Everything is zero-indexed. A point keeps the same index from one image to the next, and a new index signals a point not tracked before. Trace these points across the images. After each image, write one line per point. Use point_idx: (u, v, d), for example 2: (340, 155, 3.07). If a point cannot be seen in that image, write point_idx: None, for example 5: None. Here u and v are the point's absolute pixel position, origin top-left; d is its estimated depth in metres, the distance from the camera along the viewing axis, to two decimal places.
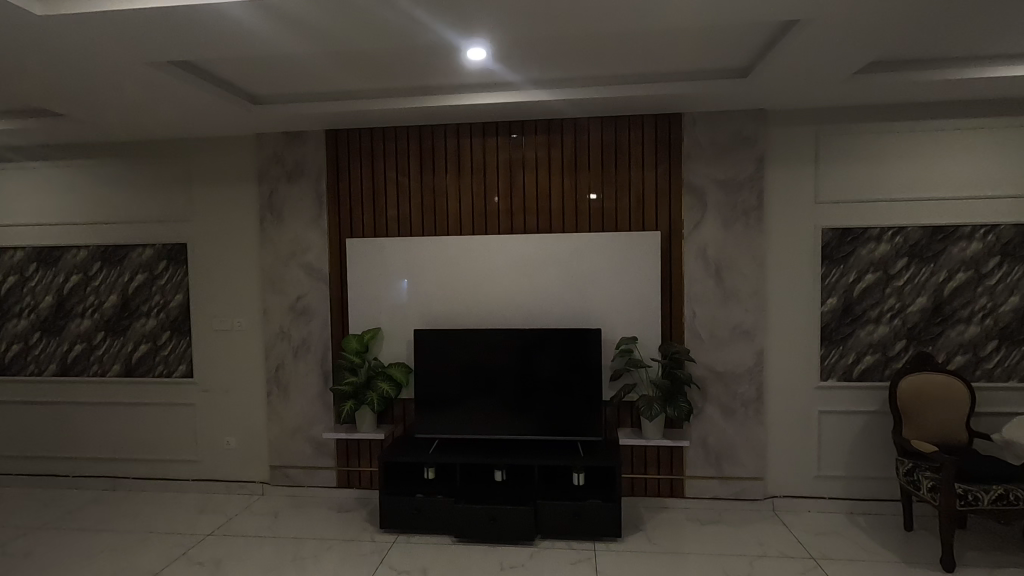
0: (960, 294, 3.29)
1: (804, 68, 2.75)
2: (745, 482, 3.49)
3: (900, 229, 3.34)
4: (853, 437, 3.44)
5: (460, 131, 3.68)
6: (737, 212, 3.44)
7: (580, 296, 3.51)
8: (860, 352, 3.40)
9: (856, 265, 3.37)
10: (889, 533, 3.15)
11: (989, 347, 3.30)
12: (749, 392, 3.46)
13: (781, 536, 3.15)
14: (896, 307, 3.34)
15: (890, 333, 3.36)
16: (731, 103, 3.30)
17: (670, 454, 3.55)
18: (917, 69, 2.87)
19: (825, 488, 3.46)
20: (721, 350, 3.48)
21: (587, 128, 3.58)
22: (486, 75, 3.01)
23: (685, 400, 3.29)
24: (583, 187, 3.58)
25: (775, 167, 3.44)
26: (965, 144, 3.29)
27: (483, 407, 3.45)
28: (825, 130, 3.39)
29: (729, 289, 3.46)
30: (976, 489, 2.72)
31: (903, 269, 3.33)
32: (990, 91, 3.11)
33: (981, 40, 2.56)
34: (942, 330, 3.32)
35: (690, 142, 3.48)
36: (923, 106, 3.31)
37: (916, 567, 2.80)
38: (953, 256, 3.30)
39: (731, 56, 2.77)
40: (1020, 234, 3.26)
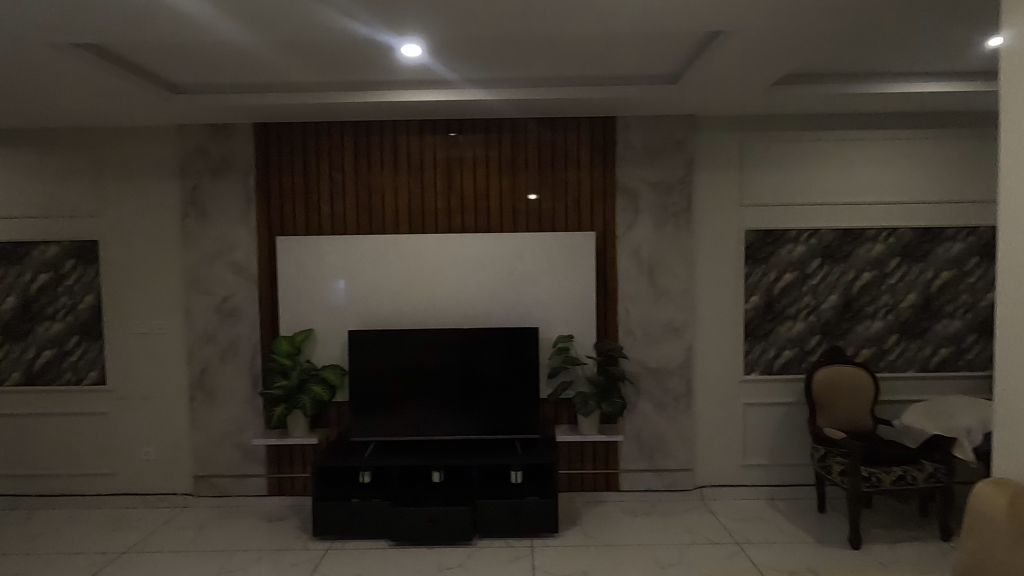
0: (867, 291, 3.57)
1: (728, 77, 2.89)
2: (676, 474, 3.63)
3: (814, 232, 3.57)
4: (773, 427, 3.65)
5: (397, 128, 3.62)
6: (669, 213, 3.58)
7: (519, 295, 3.54)
8: (780, 347, 3.62)
9: (777, 264, 3.59)
10: (806, 516, 3.36)
11: (891, 340, 3.59)
12: (679, 387, 3.60)
13: (708, 524, 3.30)
14: (811, 304, 3.58)
15: (807, 328, 3.59)
16: (662, 108, 3.42)
17: (605, 449, 3.64)
18: (828, 81, 3.09)
19: (749, 476, 3.65)
20: (653, 347, 3.60)
21: (525, 128, 3.61)
22: (421, 73, 2.98)
23: (619, 395, 3.37)
24: (521, 187, 3.62)
25: (703, 171, 3.60)
26: (871, 153, 3.57)
27: (422, 408, 3.42)
28: (748, 137, 3.58)
29: (661, 287, 3.59)
30: (878, 471, 2.95)
31: (818, 269, 3.57)
32: (892, 105, 3.39)
33: (883, 58, 2.78)
34: (851, 325, 3.58)
35: (624, 145, 3.58)
36: (835, 117, 3.56)
37: (829, 546, 3.00)
38: (861, 257, 3.57)
39: (661, 63, 2.87)
40: (918, 236, 3.57)
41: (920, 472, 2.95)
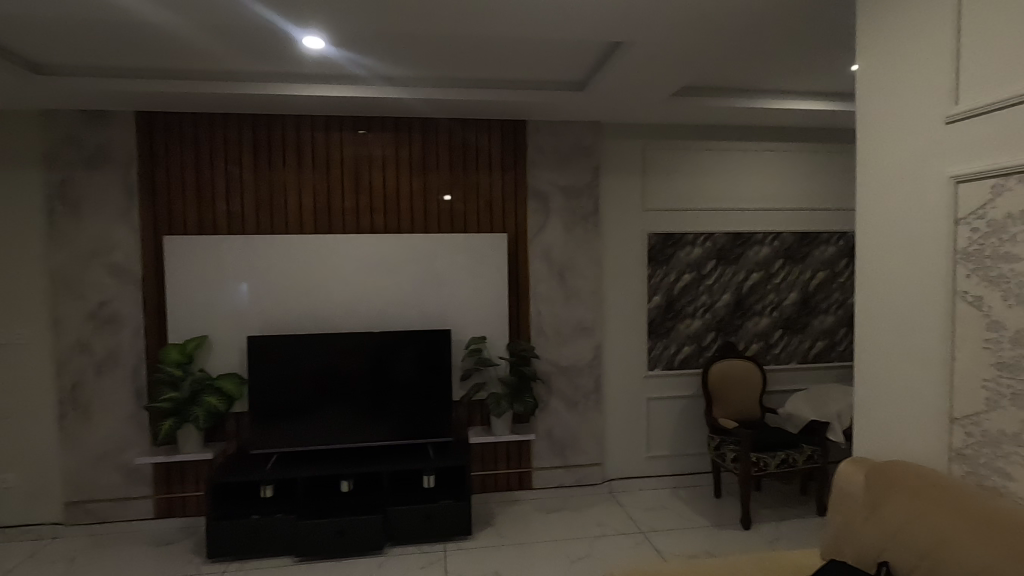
0: (755, 291, 3.87)
1: (631, 87, 3.02)
2: (586, 469, 3.73)
3: (710, 236, 3.82)
4: (674, 420, 3.86)
5: (301, 123, 3.45)
6: (578, 216, 3.68)
7: (431, 297, 3.50)
8: (680, 343, 3.84)
9: (676, 266, 3.80)
10: (704, 501, 3.59)
11: (776, 335, 3.92)
12: (588, 384, 3.71)
13: (616, 515, 3.43)
14: (707, 303, 3.82)
15: (703, 326, 3.84)
16: (570, 114, 3.52)
17: (518, 448, 3.68)
18: (720, 96, 3.31)
19: (653, 468, 3.84)
20: (563, 346, 3.68)
21: (436, 129, 3.57)
22: (325, 66, 2.86)
23: (531, 395, 3.42)
24: (432, 188, 3.57)
25: (610, 176, 3.74)
26: (758, 164, 3.87)
27: (329, 417, 3.27)
28: (650, 145, 3.77)
29: (570, 288, 3.69)
30: (765, 456, 3.21)
31: (713, 270, 3.83)
32: (774, 120, 3.70)
33: (766, 76, 3.03)
34: (742, 322, 3.87)
35: (535, 148, 3.64)
36: (727, 129, 3.83)
37: (723, 528, 3.22)
38: (750, 259, 3.86)
39: (568, 69, 2.95)
40: (798, 240, 3.92)
41: (800, 455, 3.24)
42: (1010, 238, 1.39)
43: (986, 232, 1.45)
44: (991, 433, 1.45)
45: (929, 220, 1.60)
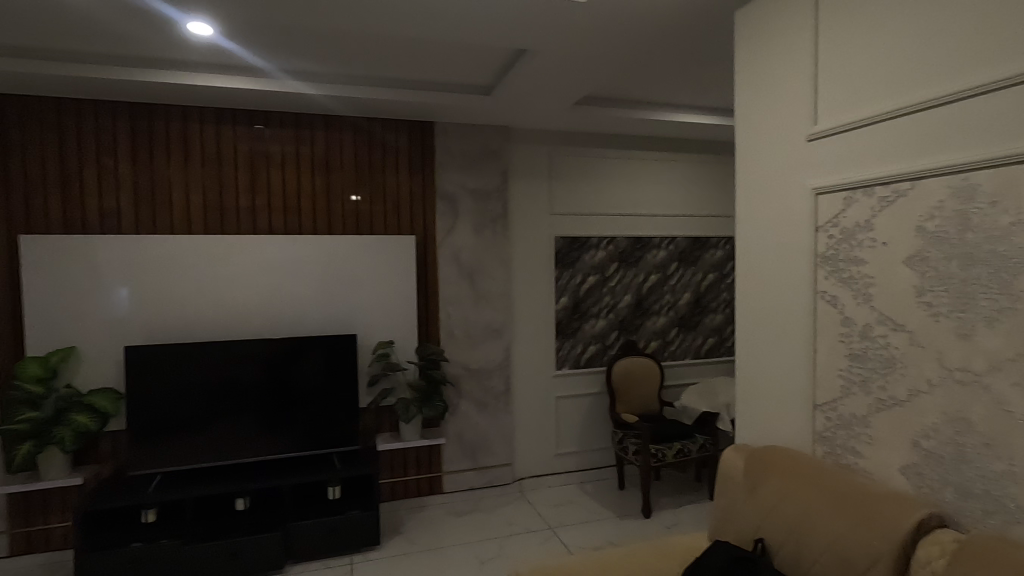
0: (654, 292, 4.11)
1: (536, 94, 3.10)
2: (496, 469, 3.77)
3: (612, 240, 4.00)
4: (581, 417, 4.00)
5: (187, 115, 3.19)
6: (486, 219, 3.71)
7: (335, 300, 3.37)
8: (586, 343, 3.98)
9: (581, 268, 3.94)
10: (608, 493, 3.74)
11: (673, 333, 4.18)
12: (498, 386, 3.75)
13: (525, 513, 3.49)
14: (610, 304, 4.00)
15: (607, 325, 4.01)
16: (478, 117, 3.54)
17: (428, 453, 3.64)
18: (620, 107, 3.48)
19: (561, 464, 3.95)
20: (473, 348, 3.69)
21: (340, 126, 3.45)
22: (215, 56, 2.67)
23: (440, 399, 3.39)
24: (336, 187, 3.44)
25: (517, 180, 3.81)
26: (654, 172, 4.11)
27: (222, 431, 3.05)
28: (556, 151, 3.88)
29: (479, 290, 3.70)
30: (663, 447, 3.41)
31: (615, 272, 4.01)
32: (669, 132, 3.95)
33: (660, 90, 3.22)
34: (642, 321, 4.09)
35: (443, 150, 3.62)
36: (627, 139, 4.03)
37: (626, 518, 3.38)
38: (649, 261, 4.10)
39: (475, 73, 2.98)
40: (691, 244, 4.22)
41: (693, 445, 3.48)
42: (858, 244, 1.58)
43: (840, 238, 1.63)
44: (845, 416, 1.63)
45: (795, 227, 1.78)
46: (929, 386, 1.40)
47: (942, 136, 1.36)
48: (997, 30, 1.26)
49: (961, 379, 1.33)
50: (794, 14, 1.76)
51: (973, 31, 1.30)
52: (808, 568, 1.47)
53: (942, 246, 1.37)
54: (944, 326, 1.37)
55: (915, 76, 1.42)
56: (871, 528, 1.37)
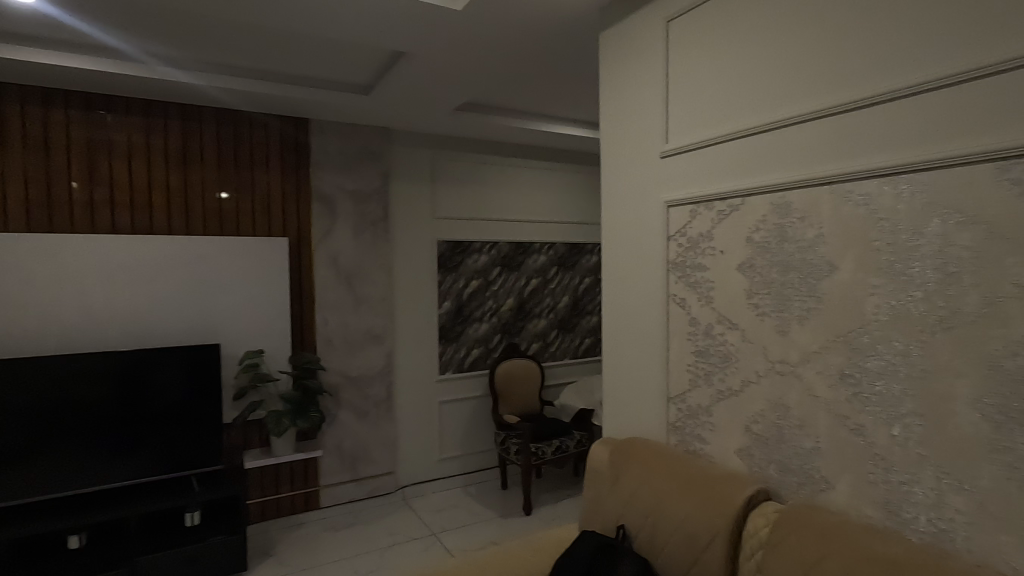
0: (534, 295, 4.26)
1: (416, 97, 3.07)
2: (377, 479, 3.66)
3: (494, 245, 4.08)
4: (465, 420, 4.02)
5: (5, 93, 2.74)
6: (366, 222, 3.60)
7: (194, 307, 3.07)
8: (469, 346, 4.01)
9: (465, 272, 3.97)
10: (492, 494, 3.80)
11: (553, 334, 4.36)
12: (379, 393, 3.65)
13: (408, 521, 3.42)
14: (493, 307, 4.07)
15: (490, 329, 4.08)
16: (357, 117, 3.43)
17: (303, 468, 3.44)
18: (500, 115, 3.57)
19: (445, 469, 3.94)
20: (352, 355, 3.56)
21: (199, 117, 3.16)
22: (43, 28, 2.32)
23: (316, 410, 3.21)
24: (195, 184, 3.15)
25: (398, 183, 3.74)
26: (534, 180, 4.26)
27: (51, 460, 2.64)
28: (438, 155, 3.87)
29: (359, 295, 3.58)
30: (542, 445, 3.54)
31: (498, 276, 4.09)
32: (547, 142, 4.12)
33: (538, 101, 3.35)
34: (524, 324, 4.22)
35: (318, 149, 3.46)
36: (508, 146, 4.14)
37: (508, 517, 3.45)
38: (530, 266, 4.23)
39: (352, 71, 2.88)
40: (569, 249, 4.43)
41: (571, 441, 3.66)
42: (701, 252, 1.76)
43: (687, 247, 1.81)
44: (693, 406, 1.81)
45: (651, 236, 1.95)
46: (757, 377, 1.60)
47: (766, 157, 1.56)
48: (803, 70, 1.46)
49: (781, 370, 1.53)
50: (649, 41, 1.93)
51: (786, 70, 1.50)
52: (661, 548, 1.60)
53: (765, 255, 1.57)
54: (767, 324, 1.57)
55: (744, 106, 1.62)
56: (712, 507, 1.53)
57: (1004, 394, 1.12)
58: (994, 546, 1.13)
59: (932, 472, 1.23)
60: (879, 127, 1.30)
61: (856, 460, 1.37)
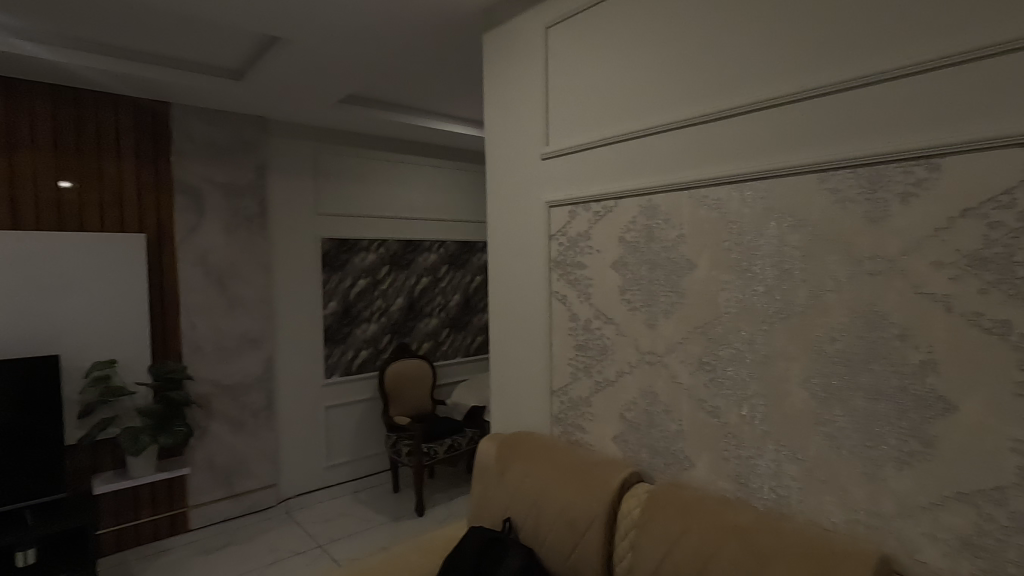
0: (425, 294, 4.21)
1: (294, 86, 2.89)
2: (257, 493, 3.41)
3: (383, 243, 3.97)
4: (353, 424, 3.88)
5: None
6: (240, 217, 3.33)
7: (26, 314, 2.66)
8: (357, 348, 3.87)
9: (351, 271, 3.82)
10: (383, 499, 3.70)
11: (444, 333, 4.35)
12: (257, 401, 3.40)
13: (292, 535, 3.23)
14: (382, 307, 3.97)
15: (379, 329, 3.97)
16: (228, 103, 3.16)
17: (168, 488, 3.12)
18: (387, 110, 3.48)
19: (333, 476, 3.77)
20: (226, 362, 3.28)
21: (29, 94, 2.72)
22: None
23: (182, 423, 2.92)
24: (24, 171, 2.71)
25: (276, 176, 3.51)
26: (424, 178, 4.21)
27: None
28: (321, 149, 3.69)
29: (232, 297, 3.31)
30: (434, 445, 3.52)
31: (387, 275, 3.99)
32: (436, 140, 4.09)
33: (426, 98, 3.31)
34: (415, 323, 4.16)
35: (182, 136, 3.14)
36: (395, 142, 4.05)
37: (399, 520, 3.38)
38: (420, 264, 4.18)
39: (220, 54, 2.65)
40: (460, 248, 4.44)
41: (462, 439, 3.67)
42: (580, 251, 1.85)
43: (567, 246, 1.89)
44: (574, 398, 1.89)
45: (534, 236, 2.01)
46: (630, 368, 1.71)
47: (636, 163, 1.67)
48: (668, 83, 1.58)
49: (650, 360, 1.66)
50: (531, 46, 1.98)
51: (653, 81, 1.62)
52: (545, 537, 1.67)
53: (636, 253, 1.68)
54: (638, 318, 1.68)
55: (617, 113, 1.72)
56: (590, 493, 1.61)
57: (826, 375, 1.29)
58: (819, 506, 1.31)
59: (772, 446, 1.39)
60: (730, 139, 1.45)
61: (713, 440, 1.51)
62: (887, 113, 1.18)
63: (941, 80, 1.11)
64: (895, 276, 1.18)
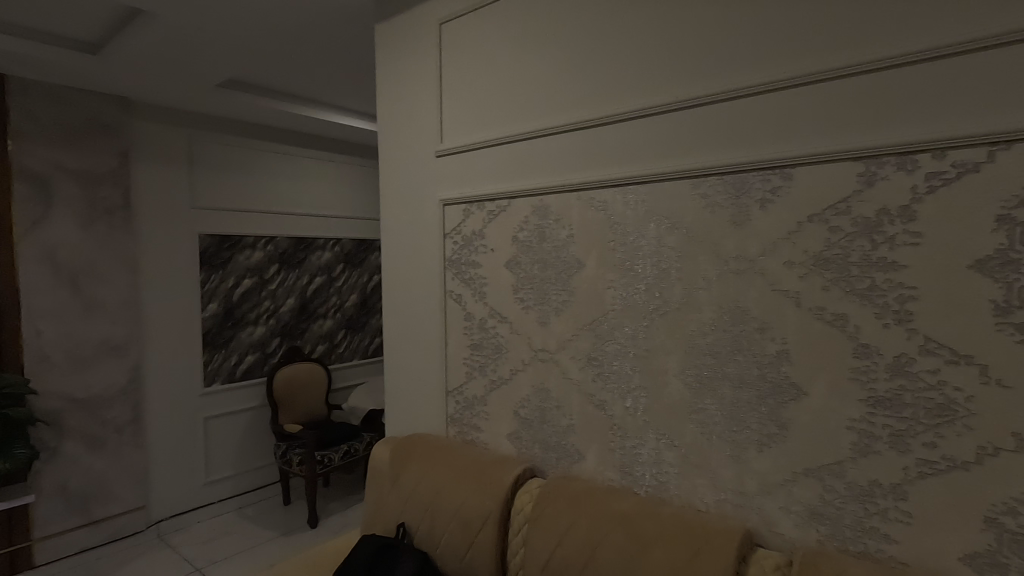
0: (319, 294, 4.02)
1: (164, 66, 2.62)
2: (122, 518, 3.06)
3: (271, 239, 3.73)
4: (238, 434, 3.60)
5: None
6: (98, 210, 2.95)
7: None
8: (242, 353, 3.59)
9: (234, 270, 3.54)
10: (272, 512, 3.47)
11: (340, 335, 4.18)
12: (122, 415, 3.04)
13: (165, 561, 2.93)
14: (270, 308, 3.72)
15: (267, 332, 3.72)
16: (82, 80, 2.79)
17: (7, 520, 2.70)
18: (274, 98, 3.26)
19: (214, 492, 3.47)
20: (81, 372, 2.90)
21: None
22: None
23: (24, 445, 2.54)
24: None
25: (144, 165, 3.16)
26: (317, 172, 4.01)
27: None
28: (198, 136, 3.38)
29: (90, 299, 2.93)
30: (328, 452, 3.36)
31: (275, 274, 3.75)
32: (330, 132, 3.91)
33: (318, 88, 3.15)
34: (307, 325, 3.95)
35: (22, 114, 2.72)
36: (284, 133, 3.82)
37: (290, 534, 3.19)
38: (313, 263, 3.98)
39: (72, 23, 2.33)
40: (356, 246, 4.28)
41: (359, 444, 3.54)
42: (475, 250, 1.84)
43: (462, 245, 1.88)
44: (469, 397, 1.89)
45: (428, 234, 1.97)
46: (523, 366, 1.74)
47: (527, 164, 1.69)
48: (558, 87, 1.62)
49: (543, 358, 1.69)
50: (423, 40, 1.94)
51: (544, 84, 1.64)
52: (440, 540, 1.64)
53: (528, 253, 1.71)
54: (530, 316, 1.71)
55: (509, 114, 1.73)
56: (484, 491, 1.61)
57: (698, 366, 1.39)
58: (693, 489, 1.40)
59: (652, 435, 1.47)
60: (614, 143, 1.51)
61: (601, 432, 1.57)
62: (751, 126, 1.29)
63: (796, 98, 1.23)
64: (755, 274, 1.29)
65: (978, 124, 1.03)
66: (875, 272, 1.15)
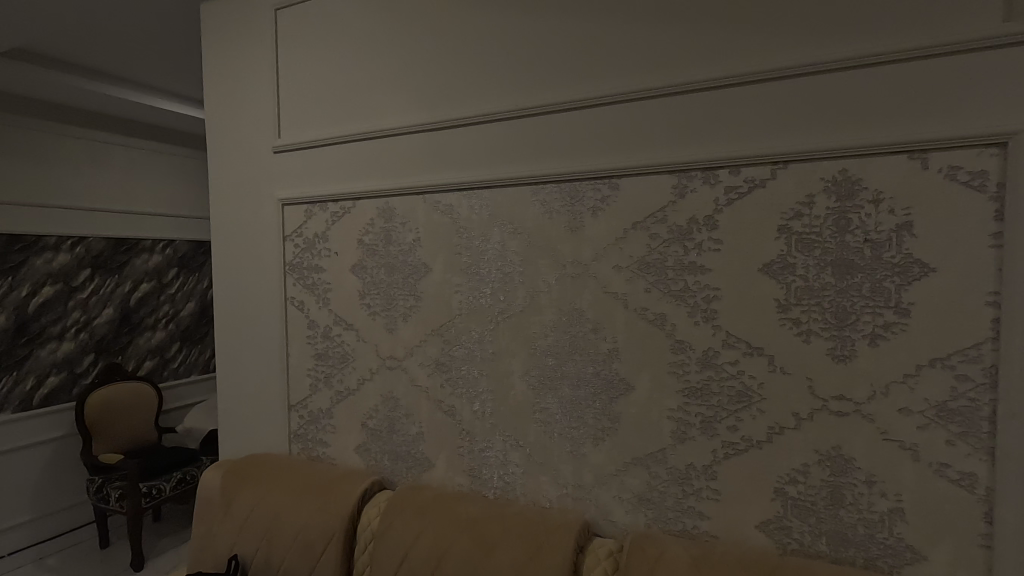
0: (145, 303, 3.54)
1: None
2: None
3: (80, 240, 3.21)
4: (37, 471, 3.03)
5: None
6: None
7: None
8: (41, 374, 3.03)
9: (30, 276, 2.97)
10: (85, 558, 2.97)
11: (173, 348, 3.72)
12: None
13: None
14: (81, 320, 3.19)
15: (77, 348, 3.18)
16: None
17: None
18: (86, 77, 2.82)
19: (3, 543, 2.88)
20: None
21: None
22: None
23: None
24: None
25: None
26: (137, 164, 3.55)
27: None
28: None
29: None
30: (158, 483, 2.96)
31: (87, 280, 3.23)
32: (155, 117, 3.48)
33: (141, 69, 2.78)
34: (130, 338, 3.46)
35: None
36: (94, 117, 3.32)
37: None
38: (137, 267, 3.50)
39: None
40: (191, 249, 3.87)
41: (197, 469, 3.19)
42: (317, 253, 1.73)
43: (303, 248, 1.75)
44: (313, 411, 1.77)
45: (265, 236, 1.81)
46: (371, 375, 1.66)
47: (371, 165, 1.62)
48: (399, 87, 1.57)
49: (390, 366, 1.63)
50: (253, 26, 1.79)
51: (385, 83, 1.59)
52: (278, 567, 1.51)
53: (374, 256, 1.64)
54: (378, 322, 1.65)
55: (349, 111, 1.65)
56: (328, 509, 1.52)
57: (540, 367, 1.43)
58: (538, 487, 1.44)
59: (499, 437, 1.49)
60: (457, 147, 1.50)
61: (449, 439, 1.56)
62: (583, 137, 1.36)
63: (619, 113, 1.32)
64: (589, 278, 1.36)
65: (763, 146, 1.19)
66: (687, 275, 1.27)
